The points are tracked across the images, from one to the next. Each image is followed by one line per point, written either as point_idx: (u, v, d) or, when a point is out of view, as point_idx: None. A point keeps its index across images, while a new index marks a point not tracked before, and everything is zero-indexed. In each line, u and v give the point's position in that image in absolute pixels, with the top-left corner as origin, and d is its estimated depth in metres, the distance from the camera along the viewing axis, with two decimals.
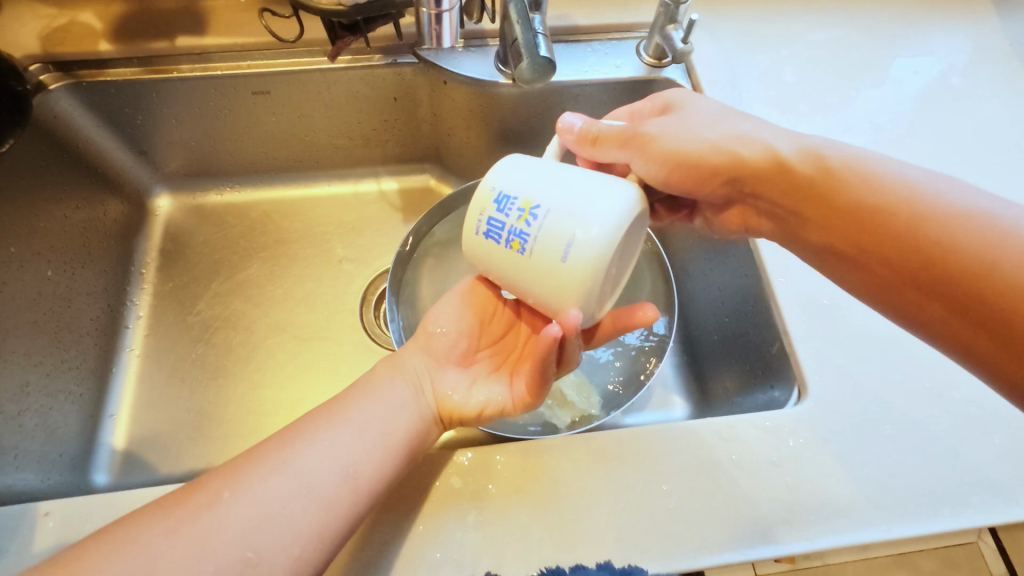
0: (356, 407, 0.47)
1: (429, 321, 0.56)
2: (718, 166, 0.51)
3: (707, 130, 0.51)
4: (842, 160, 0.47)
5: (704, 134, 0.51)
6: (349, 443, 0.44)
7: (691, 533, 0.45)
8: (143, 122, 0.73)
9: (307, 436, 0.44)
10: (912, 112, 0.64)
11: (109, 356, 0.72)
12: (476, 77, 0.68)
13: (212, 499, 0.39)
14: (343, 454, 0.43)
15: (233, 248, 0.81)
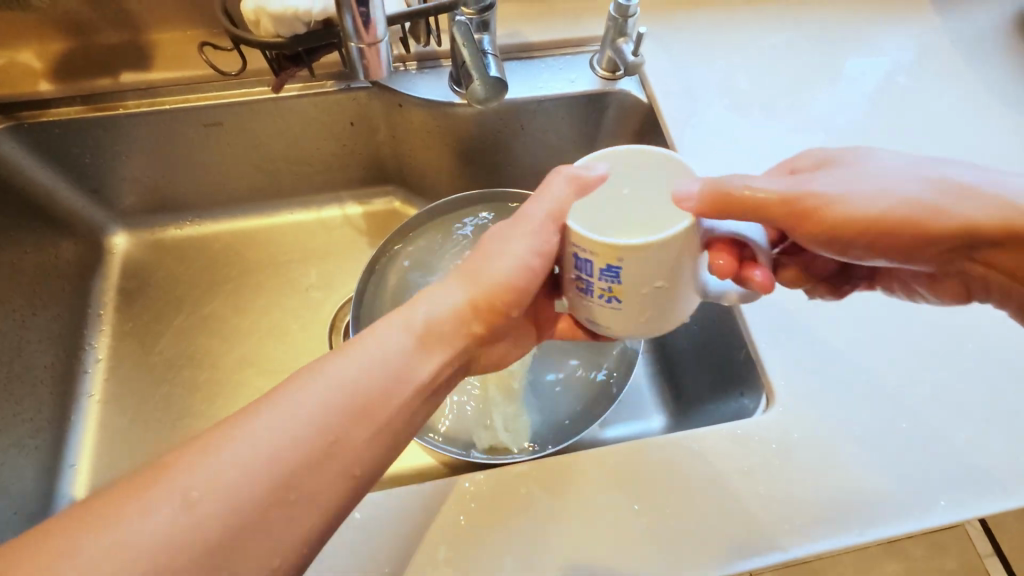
0: (364, 364, 0.40)
1: (473, 264, 0.44)
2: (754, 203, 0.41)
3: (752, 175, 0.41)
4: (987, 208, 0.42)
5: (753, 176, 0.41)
6: (328, 400, 0.38)
7: (665, 553, 0.44)
8: (92, 161, 0.71)
9: (275, 415, 0.36)
10: (864, 112, 0.65)
11: (66, 403, 0.69)
12: (431, 99, 0.68)
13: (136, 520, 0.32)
14: (324, 427, 0.37)
15: (195, 282, 0.79)
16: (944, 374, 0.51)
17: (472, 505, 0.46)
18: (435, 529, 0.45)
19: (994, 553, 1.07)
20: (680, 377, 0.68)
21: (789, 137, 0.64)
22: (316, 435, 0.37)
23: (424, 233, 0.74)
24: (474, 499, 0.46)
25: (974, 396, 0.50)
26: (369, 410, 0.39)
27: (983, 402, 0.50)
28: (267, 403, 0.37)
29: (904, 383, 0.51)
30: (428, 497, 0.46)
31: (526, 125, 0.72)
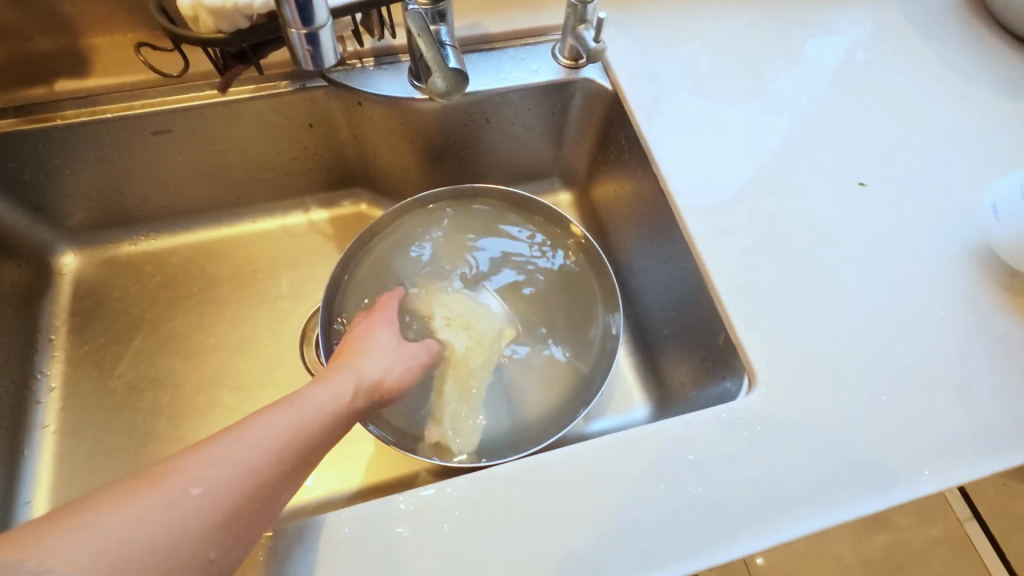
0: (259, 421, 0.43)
1: (369, 356, 0.56)
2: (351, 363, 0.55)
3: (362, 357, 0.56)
4: None
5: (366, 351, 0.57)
6: (285, 428, 0.44)
7: (656, 546, 0.43)
8: (33, 177, 0.67)
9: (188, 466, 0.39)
10: (825, 90, 0.66)
11: (19, 436, 0.65)
12: (391, 94, 0.66)
13: (77, 536, 0.34)
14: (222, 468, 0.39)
15: (154, 300, 0.75)
16: (920, 344, 0.51)
17: (456, 512, 0.44)
18: (418, 539, 0.43)
19: (974, 517, 1.10)
20: (662, 364, 0.68)
21: (755, 118, 0.64)
22: (256, 467, 0.40)
23: (393, 234, 0.72)
24: (457, 505, 0.44)
25: (950, 364, 0.50)
26: (316, 439, 0.46)
27: (959, 369, 0.50)
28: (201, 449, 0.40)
29: (881, 355, 0.51)
30: (409, 505, 0.44)
31: (491, 118, 0.70)
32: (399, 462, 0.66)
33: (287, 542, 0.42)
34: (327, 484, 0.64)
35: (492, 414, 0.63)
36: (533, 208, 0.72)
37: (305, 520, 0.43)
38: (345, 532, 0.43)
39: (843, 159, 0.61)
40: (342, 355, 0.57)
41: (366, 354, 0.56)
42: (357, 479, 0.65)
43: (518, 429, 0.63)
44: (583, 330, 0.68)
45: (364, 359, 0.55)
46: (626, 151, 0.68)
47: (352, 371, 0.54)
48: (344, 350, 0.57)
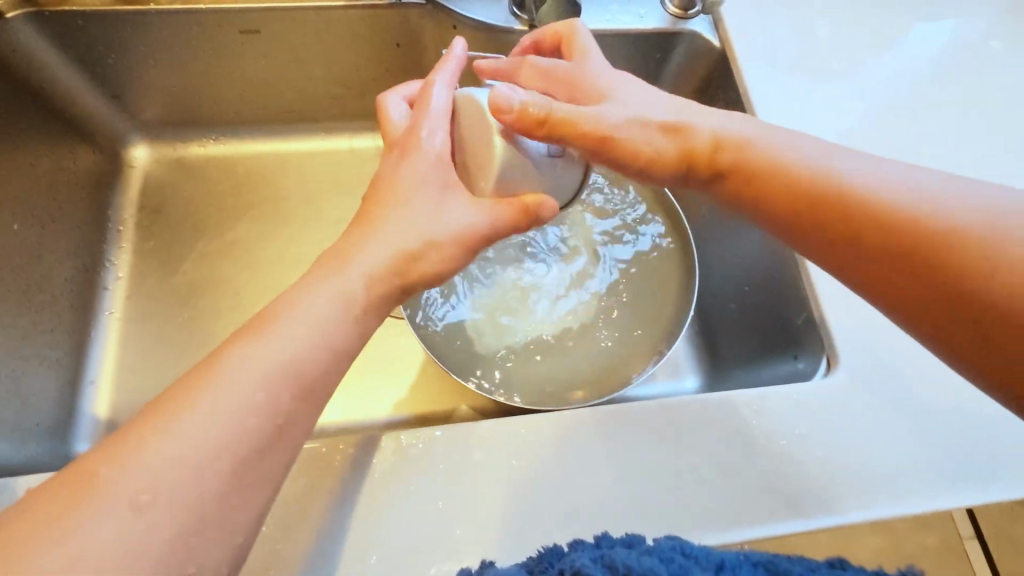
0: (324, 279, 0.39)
1: (411, 211, 0.42)
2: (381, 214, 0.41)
3: (415, 212, 0.41)
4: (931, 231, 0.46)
5: (412, 202, 0.42)
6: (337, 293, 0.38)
7: (726, 507, 0.43)
8: (116, 63, 0.65)
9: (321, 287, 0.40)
10: (942, 77, 0.62)
11: (87, 319, 0.67)
12: (487, 21, 0.62)
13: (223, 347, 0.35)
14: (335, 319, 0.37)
15: (220, 206, 0.75)
16: None
17: (520, 450, 0.44)
18: (493, 466, 0.44)
19: (975, 537, 1.06)
20: (721, 338, 0.67)
21: (864, 96, 0.60)
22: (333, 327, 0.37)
23: None
24: (522, 445, 0.44)
25: None
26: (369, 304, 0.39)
27: None
28: (307, 287, 0.38)
29: None
30: (487, 431, 0.45)
31: None
32: (447, 398, 0.66)
33: (351, 452, 0.44)
34: (366, 411, 0.66)
35: (530, 382, 0.61)
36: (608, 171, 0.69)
37: (372, 439, 0.44)
38: (411, 453, 0.44)
39: (956, 151, 0.58)
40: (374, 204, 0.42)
41: (398, 209, 0.41)
42: (391, 408, 0.66)
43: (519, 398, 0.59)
44: (649, 334, 0.63)
45: (397, 224, 0.41)
46: None
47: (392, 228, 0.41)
48: (370, 206, 0.42)
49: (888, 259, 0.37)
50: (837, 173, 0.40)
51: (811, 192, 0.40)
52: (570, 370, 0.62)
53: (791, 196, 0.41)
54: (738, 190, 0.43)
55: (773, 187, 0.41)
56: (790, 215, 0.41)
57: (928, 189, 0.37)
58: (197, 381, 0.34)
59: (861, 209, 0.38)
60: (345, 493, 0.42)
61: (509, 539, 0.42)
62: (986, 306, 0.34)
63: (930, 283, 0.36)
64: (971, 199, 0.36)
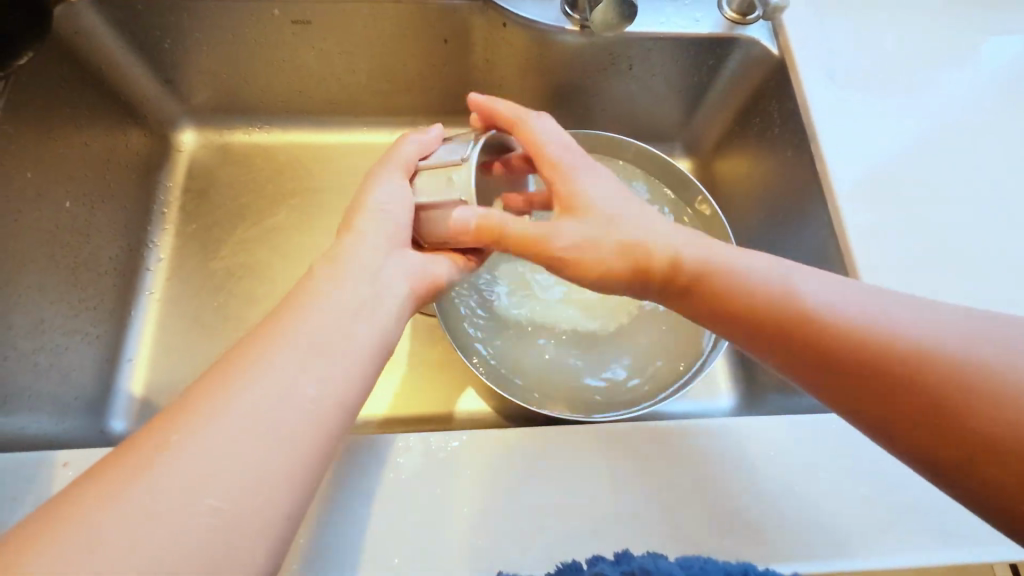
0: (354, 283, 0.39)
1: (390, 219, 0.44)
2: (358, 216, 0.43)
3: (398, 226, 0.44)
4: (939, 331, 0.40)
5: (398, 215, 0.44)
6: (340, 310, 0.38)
7: (765, 539, 0.41)
8: (171, 48, 0.67)
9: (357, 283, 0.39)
10: (1013, 98, 0.59)
11: (127, 298, 0.68)
12: (539, 20, 0.61)
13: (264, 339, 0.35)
14: None
15: (260, 194, 0.75)
16: None
17: (549, 460, 0.43)
18: (521, 476, 0.43)
19: None
20: None
21: (925, 115, 0.58)
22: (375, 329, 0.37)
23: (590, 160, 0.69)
24: (553, 455, 0.43)
25: None
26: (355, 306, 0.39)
27: None
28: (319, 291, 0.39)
29: None
30: (517, 440, 0.44)
31: (634, 65, 0.66)
32: (474, 399, 0.66)
33: (378, 449, 0.43)
34: (415, 405, 0.65)
35: (528, 392, 0.59)
36: (671, 177, 0.67)
37: (402, 436, 0.44)
38: (439, 456, 0.43)
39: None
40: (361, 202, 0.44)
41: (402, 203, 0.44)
42: (417, 405, 0.65)
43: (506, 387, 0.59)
44: (665, 379, 0.60)
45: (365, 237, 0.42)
46: (776, 126, 0.62)
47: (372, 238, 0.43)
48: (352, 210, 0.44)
49: (858, 381, 0.35)
50: (795, 288, 0.38)
51: (770, 306, 0.38)
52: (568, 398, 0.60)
53: (751, 309, 0.39)
54: (691, 299, 0.42)
55: (730, 298, 0.40)
56: (750, 329, 0.39)
57: (893, 307, 0.36)
58: (231, 369, 0.34)
59: (826, 323, 0.36)
60: (370, 490, 0.42)
61: (536, 553, 0.40)
62: (968, 430, 0.32)
63: (910, 405, 0.33)
64: (942, 318, 0.35)
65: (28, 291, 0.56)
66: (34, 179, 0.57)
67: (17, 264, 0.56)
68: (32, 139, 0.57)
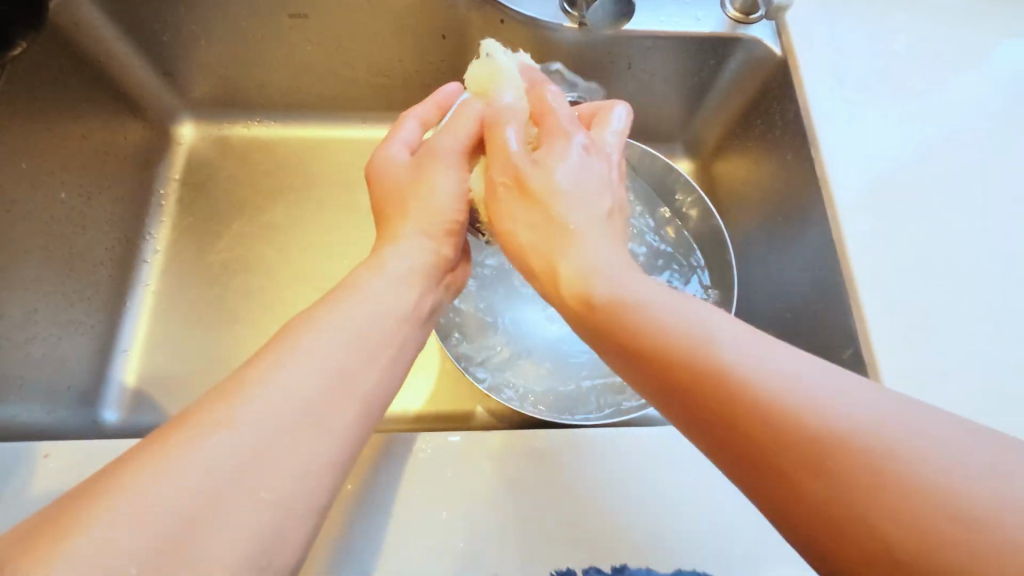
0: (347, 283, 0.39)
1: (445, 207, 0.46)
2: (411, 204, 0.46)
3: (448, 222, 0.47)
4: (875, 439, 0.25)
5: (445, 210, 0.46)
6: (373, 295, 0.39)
7: (745, 550, 0.41)
8: (170, 40, 0.67)
9: (344, 282, 0.40)
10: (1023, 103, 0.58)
11: (123, 290, 0.68)
12: (538, 17, 0.60)
13: None
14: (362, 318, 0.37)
15: (258, 187, 0.75)
16: None
17: (533, 463, 0.44)
18: (504, 480, 0.43)
19: None
20: None
21: (930, 120, 0.57)
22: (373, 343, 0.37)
23: None
24: (538, 458, 0.44)
25: None
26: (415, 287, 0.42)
27: None
28: None
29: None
30: (501, 443, 0.44)
31: (634, 64, 0.65)
32: (466, 399, 0.65)
33: (363, 447, 0.43)
34: (443, 404, 0.65)
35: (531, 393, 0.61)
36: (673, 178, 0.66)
37: (387, 436, 0.44)
38: (424, 457, 0.43)
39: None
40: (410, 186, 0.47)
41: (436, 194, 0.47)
42: (407, 404, 0.65)
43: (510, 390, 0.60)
44: None
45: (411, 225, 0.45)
46: (778, 129, 0.61)
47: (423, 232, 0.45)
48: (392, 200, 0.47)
49: (865, 565, 0.24)
50: (799, 390, 0.26)
51: (733, 407, 0.27)
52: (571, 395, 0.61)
53: (779, 447, 0.26)
54: (649, 368, 0.31)
55: (697, 393, 0.29)
56: (733, 445, 0.27)
57: (913, 454, 0.24)
58: None
59: (843, 470, 0.24)
60: (354, 488, 0.42)
61: (516, 556, 0.40)
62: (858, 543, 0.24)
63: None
64: (996, 486, 0.22)
65: (22, 281, 0.57)
66: (29, 170, 0.57)
67: (11, 254, 0.56)
68: (28, 129, 0.57)
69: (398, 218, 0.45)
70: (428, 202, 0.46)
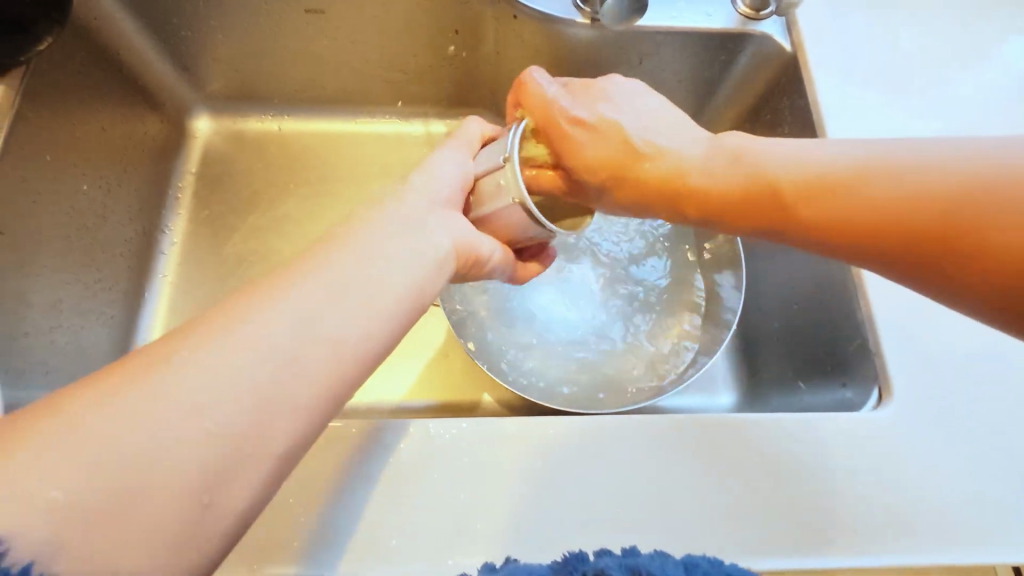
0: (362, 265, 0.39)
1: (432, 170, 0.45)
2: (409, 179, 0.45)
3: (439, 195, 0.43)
4: (876, 160, 0.39)
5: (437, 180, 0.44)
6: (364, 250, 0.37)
7: (751, 534, 0.42)
8: (188, 35, 0.68)
9: None
10: None
11: (142, 280, 0.70)
12: (550, 13, 0.61)
13: None
14: None
15: (273, 180, 0.76)
16: None
17: (547, 450, 0.45)
18: (517, 466, 0.44)
19: None
20: (760, 357, 0.65)
21: (938, 116, 0.58)
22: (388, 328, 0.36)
23: None
24: (553, 443, 0.45)
25: None
26: (383, 250, 0.37)
27: None
28: None
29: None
30: (515, 431, 0.45)
31: (645, 59, 0.66)
32: (477, 389, 0.66)
33: (379, 434, 0.44)
34: (457, 393, 0.66)
35: (532, 378, 0.62)
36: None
37: (403, 423, 0.45)
38: (440, 444, 0.44)
39: None
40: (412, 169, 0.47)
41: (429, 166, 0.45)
42: (417, 393, 0.66)
43: (512, 375, 0.61)
44: (660, 370, 0.63)
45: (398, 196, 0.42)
46: (787, 124, 0.62)
47: (422, 193, 0.43)
48: None
49: (903, 253, 0.37)
50: (850, 167, 0.40)
51: (765, 196, 0.42)
52: (569, 380, 0.63)
53: (817, 210, 0.40)
54: (742, 209, 0.43)
55: (752, 202, 0.43)
56: (800, 224, 0.41)
57: (899, 158, 0.39)
58: None
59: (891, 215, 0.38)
60: (370, 474, 0.43)
61: (530, 539, 0.42)
62: (898, 217, 0.37)
63: (906, 244, 0.37)
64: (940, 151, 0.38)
65: (44, 271, 0.58)
66: (54, 163, 0.58)
67: (37, 244, 0.57)
68: (52, 122, 0.58)
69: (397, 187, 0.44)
70: (424, 172, 0.45)
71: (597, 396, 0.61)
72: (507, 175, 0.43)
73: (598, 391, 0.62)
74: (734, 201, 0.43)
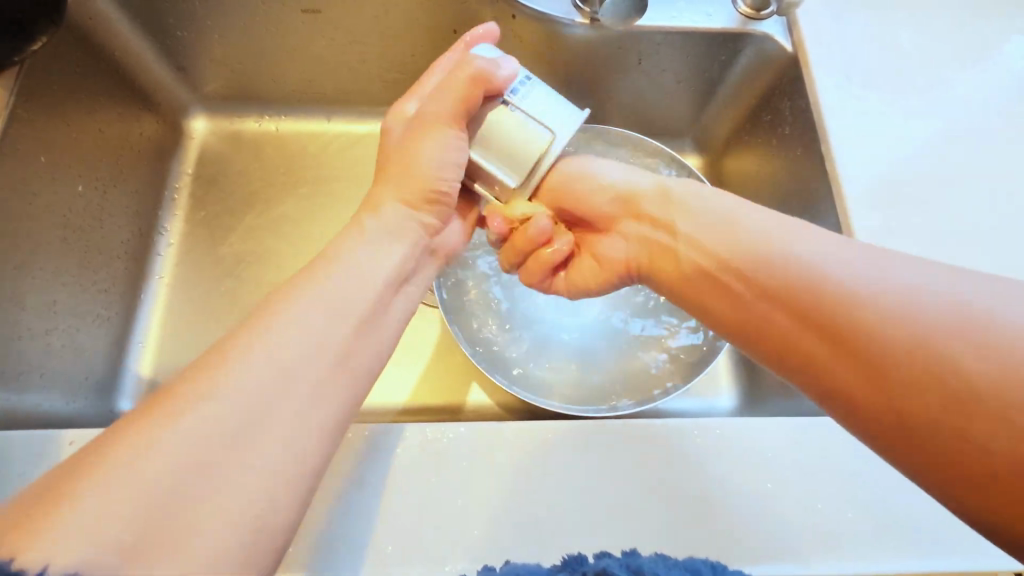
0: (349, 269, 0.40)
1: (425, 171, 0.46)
2: (393, 170, 0.47)
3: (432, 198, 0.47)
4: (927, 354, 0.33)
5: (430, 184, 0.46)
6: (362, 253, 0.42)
7: (753, 539, 0.42)
8: (185, 35, 0.67)
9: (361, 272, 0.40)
10: None
11: (138, 282, 0.69)
12: (549, 12, 0.61)
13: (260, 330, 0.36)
14: None
15: (270, 180, 0.76)
16: None
17: (545, 454, 0.44)
18: (515, 470, 0.44)
19: None
20: None
21: (939, 116, 0.57)
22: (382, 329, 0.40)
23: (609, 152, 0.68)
24: (551, 446, 0.45)
25: None
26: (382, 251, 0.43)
27: None
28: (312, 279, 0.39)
29: None
30: (513, 434, 0.45)
31: (644, 60, 0.65)
32: (475, 392, 0.66)
33: (375, 438, 0.44)
34: (455, 395, 0.66)
35: (528, 380, 0.62)
36: (680, 174, 0.66)
37: (399, 427, 0.44)
38: (437, 447, 0.44)
39: None
40: (393, 155, 0.47)
41: (414, 159, 0.46)
42: (415, 395, 0.65)
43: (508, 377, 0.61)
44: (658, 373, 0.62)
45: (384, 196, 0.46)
46: (787, 126, 0.61)
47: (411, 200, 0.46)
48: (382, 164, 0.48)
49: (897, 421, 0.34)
50: (881, 329, 0.35)
51: (770, 335, 0.40)
52: (567, 382, 0.62)
53: (820, 359, 0.37)
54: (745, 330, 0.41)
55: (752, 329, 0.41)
56: (804, 369, 0.38)
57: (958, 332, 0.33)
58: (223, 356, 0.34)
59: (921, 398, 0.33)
60: (366, 478, 0.43)
61: (529, 544, 0.41)
62: (909, 407, 0.34)
63: (920, 434, 0.34)
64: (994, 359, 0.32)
65: (41, 272, 0.58)
66: (49, 164, 0.58)
67: (32, 246, 0.57)
68: (47, 123, 0.57)
69: (384, 183, 0.47)
70: (410, 170, 0.46)
71: (594, 398, 0.61)
72: (491, 162, 0.45)
73: (595, 393, 0.61)
74: (732, 321, 0.42)
